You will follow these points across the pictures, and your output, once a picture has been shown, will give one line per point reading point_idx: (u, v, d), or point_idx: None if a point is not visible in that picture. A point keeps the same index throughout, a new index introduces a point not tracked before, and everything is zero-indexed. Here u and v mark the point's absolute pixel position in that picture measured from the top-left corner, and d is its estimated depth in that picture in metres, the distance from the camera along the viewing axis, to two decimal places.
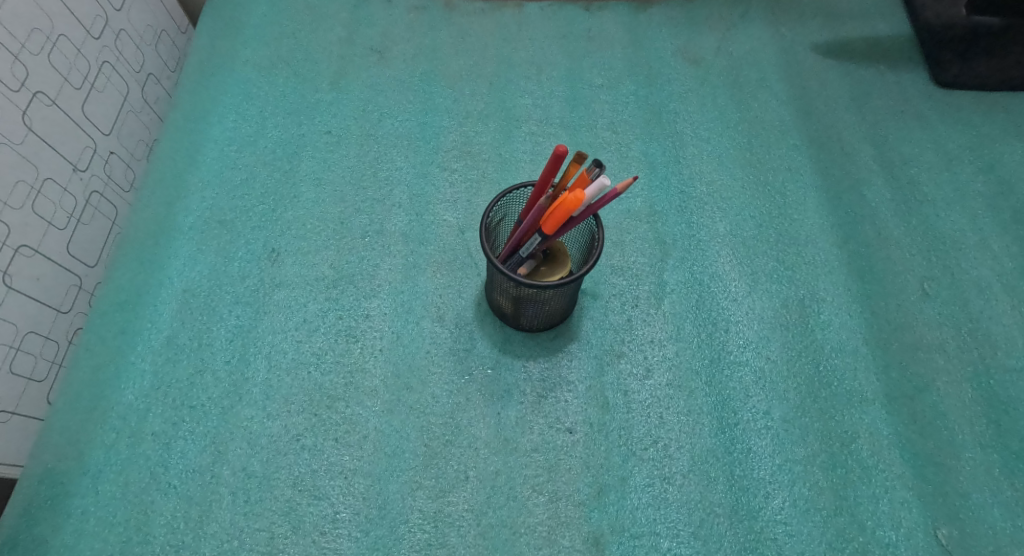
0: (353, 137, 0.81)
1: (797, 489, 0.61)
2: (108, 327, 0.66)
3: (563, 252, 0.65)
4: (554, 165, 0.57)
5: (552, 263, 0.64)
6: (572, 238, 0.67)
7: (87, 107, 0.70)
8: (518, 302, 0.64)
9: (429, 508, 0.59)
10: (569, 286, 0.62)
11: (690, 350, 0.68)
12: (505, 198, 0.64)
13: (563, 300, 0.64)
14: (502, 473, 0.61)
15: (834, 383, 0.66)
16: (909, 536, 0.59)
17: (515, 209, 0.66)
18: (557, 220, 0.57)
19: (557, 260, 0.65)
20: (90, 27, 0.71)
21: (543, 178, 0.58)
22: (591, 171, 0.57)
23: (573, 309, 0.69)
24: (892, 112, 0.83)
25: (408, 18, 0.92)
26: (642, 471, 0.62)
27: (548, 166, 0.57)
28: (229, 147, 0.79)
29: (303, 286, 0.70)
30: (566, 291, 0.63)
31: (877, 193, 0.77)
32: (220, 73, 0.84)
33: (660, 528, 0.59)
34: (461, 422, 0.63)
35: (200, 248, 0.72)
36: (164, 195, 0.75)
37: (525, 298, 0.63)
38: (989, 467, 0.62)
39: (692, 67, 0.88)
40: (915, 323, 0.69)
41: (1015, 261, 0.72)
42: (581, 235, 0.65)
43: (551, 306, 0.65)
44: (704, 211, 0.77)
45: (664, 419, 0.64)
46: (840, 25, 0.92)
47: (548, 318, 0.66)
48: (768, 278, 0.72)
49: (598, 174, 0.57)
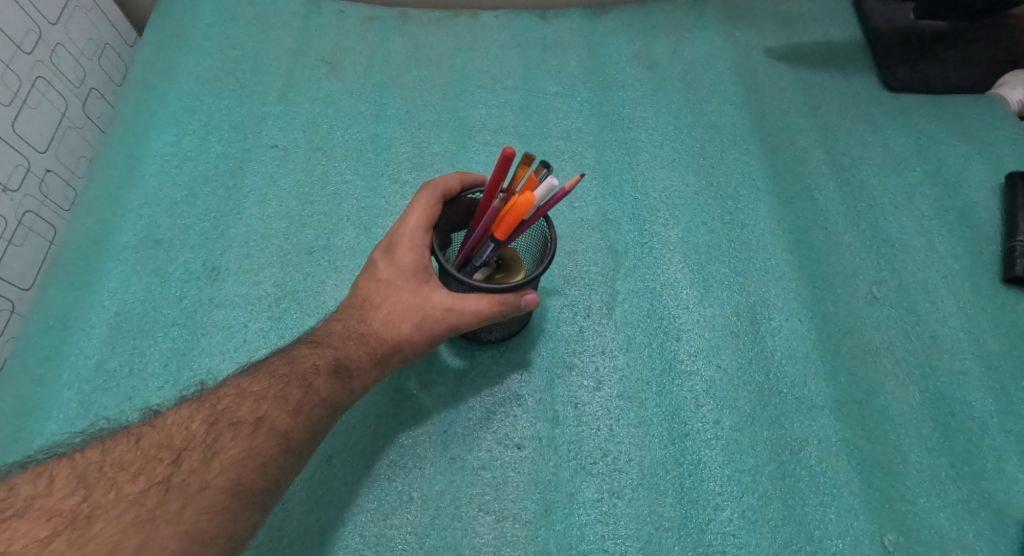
0: (301, 151, 0.80)
1: (745, 500, 0.60)
2: (34, 354, 0.64)
3: (516, 257, 0.64)
4: (500, 169, 0.55)
5: (507, 271, 0.63)
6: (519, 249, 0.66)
7: (17, 124, 0.70)
8: None
9: (370, 532, 0.58)
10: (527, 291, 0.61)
11: (642, 361, 0.67)
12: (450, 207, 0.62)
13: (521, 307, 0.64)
14: (447, 493, 0.60)
15: (783, 389, 0.65)
16: (855, 545, 0.58)
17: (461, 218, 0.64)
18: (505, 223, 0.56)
19: (510, 266, 0.63)
20: (20, 42, 0.71)
21: (491, 182, 0.57)
22: (539, 173, 0.56)
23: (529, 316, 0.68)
24: (843, 116, 0.83)
25: (361, 28, 0.91)
26: (592, 486, 0.60)
27: (496, 169, 0.56)
28: (169, 163, 0.77)
29: (243, 305, 0.69)
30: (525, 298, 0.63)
31: (828, 196, 0.77)
32: (162, 87, 0.83)
33: (608, 544, 0.58)
34: (407, 440, 0.62)
35: (136, 269, 0.70)
36: (98, 214, 0.73)
37: None
38: (935, 471, 0.61)
39: (647, 72, 0.88)
40: (864, 328, 0.68)
41: (961, 262, 0.72)
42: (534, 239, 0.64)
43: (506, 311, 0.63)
44: (656, 218, 0.76)
45: (614, 432, 0.63)
46: (792, 29, 0.92)
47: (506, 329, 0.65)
48: (720, 285, 0.71)
49: (546, 175, 0.56)
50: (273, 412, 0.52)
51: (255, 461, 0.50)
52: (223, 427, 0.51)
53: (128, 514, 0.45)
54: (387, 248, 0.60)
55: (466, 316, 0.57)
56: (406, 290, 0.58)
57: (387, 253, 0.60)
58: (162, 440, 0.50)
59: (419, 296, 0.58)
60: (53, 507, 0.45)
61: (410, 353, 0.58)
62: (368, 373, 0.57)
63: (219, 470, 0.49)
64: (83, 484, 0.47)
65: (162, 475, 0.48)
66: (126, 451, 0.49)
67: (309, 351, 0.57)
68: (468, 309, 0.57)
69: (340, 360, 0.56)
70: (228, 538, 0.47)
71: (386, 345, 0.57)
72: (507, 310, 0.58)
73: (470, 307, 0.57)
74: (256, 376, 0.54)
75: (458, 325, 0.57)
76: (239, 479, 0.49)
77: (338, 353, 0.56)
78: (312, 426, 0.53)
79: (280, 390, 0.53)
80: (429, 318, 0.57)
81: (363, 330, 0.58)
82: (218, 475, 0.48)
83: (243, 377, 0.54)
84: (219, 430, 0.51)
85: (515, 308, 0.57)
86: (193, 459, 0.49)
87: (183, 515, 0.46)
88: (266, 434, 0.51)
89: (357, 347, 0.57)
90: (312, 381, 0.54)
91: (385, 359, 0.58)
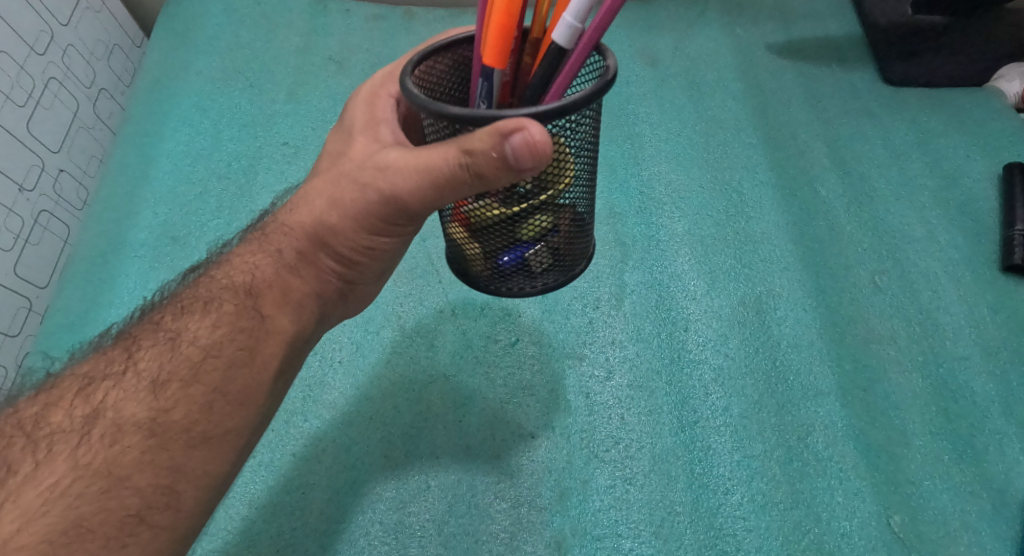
0: (311, 147, 0.81)
1: (754, 485, 0.61)
2: (55, 350, 0.65)
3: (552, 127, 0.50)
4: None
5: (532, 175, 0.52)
6: None
7: (32, 125, 0.71)
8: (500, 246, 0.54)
9: (389, 520, 0.59)
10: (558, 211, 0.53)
11: (651, 350, 0.68)
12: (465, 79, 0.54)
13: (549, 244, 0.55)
14: (464, 481, 0.61)
15: (789, 377, 0.67)
16: (863, 527, 0.59)
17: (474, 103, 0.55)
18: (508, 26, 0.45)
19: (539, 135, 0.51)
20: (33, 43, 0.72)
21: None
22: None
23: (568, 262, 0.58)
24: (844, 110, 0.85)
25: (368, 27, 0.92)
26: (604, 473, 0.62)
27: None
28: (182, 161, 0.78)
29: None
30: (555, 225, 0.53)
31: (830, 188, 0.79)
32: (173, 87, 0.84)
33: (622, 529, 0.59)
34: (423, 431, 0.63)
35: (153, 265, 0.71)
36: (115, 213, 0.74)
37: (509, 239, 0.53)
38: (939, 454, 0.63)
39: (650, 69, 0.90)
40: (867, 316, 0.70)
41: (961, 251, 0.74)
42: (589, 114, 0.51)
43: (530, 234, 0.53)
44: (663, 211, 0.77)
45: (625, 420, 0.64)
46: (792, 26, 0.94)
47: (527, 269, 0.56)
48: (726, 276, 0.73)
49: None
50: (116, 399, 0.48)
51: (76, 487, 0.45)
52: (31, 452, 0.46)
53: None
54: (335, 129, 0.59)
55: (409, 180, 0.48)
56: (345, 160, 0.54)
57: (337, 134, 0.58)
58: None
59: (357, 165, 0.53)
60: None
61: (338, 243, 0.54)
62: (291, 278, 0.54)
63: (19, 519, 0.43)
64: None
65: None
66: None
67: (233, 256, 0.55)
68: (405, 169, 0.49)
69: (229, 283, 0.54)
70: None
71: (302, 240, 0.54)
72: (480, 163, 0.44)
73: (414, 163, 0.48)
74: (97, 357, 0.51)
75: (391, 192, 0.50)
76: (61, 515, 0.44)
77: (226, 278, 0.54)
78: (200, 381, 0.50)
79: (130, 361, 0.50)
80: (352, 198, 0.52)
81: (267, 238, 0.55)
82: (21, 530, 0.43)
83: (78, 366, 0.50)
84: (13, 462, 0.45)
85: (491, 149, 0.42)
86: None
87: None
88: (92, 443, 0.46)
89: (256, 258, 0.55)
90: (182, 328, 0.52)
91: (302, 257, 0.54)
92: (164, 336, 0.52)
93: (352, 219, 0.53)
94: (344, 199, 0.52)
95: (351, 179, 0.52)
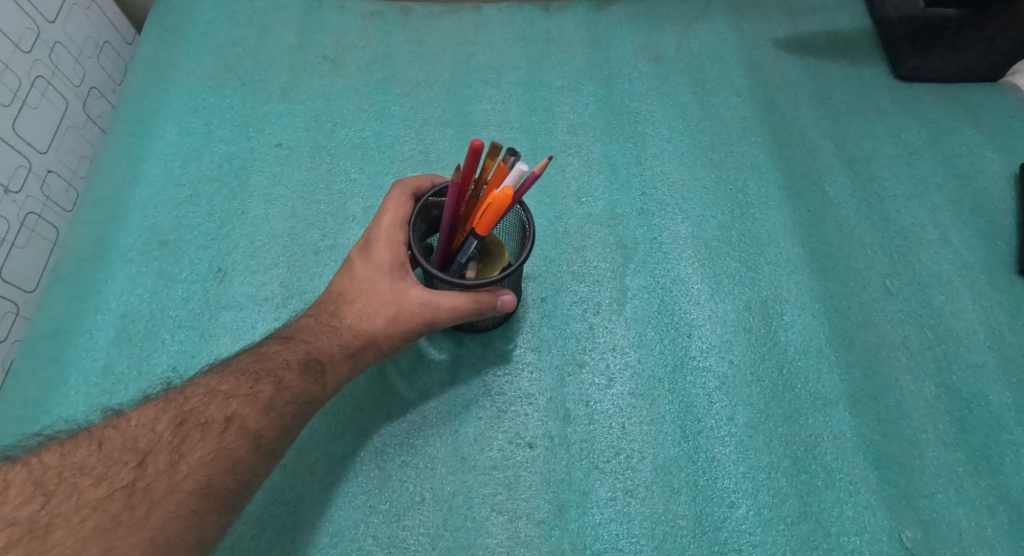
0: (304, 148, 0.79)
1: (760, 498, 0.59)
2: (40, 358, 0.64)
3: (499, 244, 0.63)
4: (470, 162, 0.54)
5: (488, 259, 0.62)
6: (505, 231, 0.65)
7: (17, 124, 0.69)
8: None
9: (382, 534, 0.57)
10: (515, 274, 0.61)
11: (653, 358, 0.66)
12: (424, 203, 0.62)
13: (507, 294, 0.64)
14: (459, 493, 0.59)
15: (796, 385, 0.64)
16: (873, 542, 0.58)
17: None
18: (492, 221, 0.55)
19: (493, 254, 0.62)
20: (18, 41, 0.70)
21: (458, 175, 0.55)
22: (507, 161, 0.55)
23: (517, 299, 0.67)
24: (853, 107, 0.82)
25: (363, 23, 0.89)
26: (605, 485, 0.60)
27: (465, 164, 0.55)
28: (172, 163, 0.77)
29: (251, 306, 0.68)
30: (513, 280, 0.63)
31: (839, 188, 0.76)
32: (163, 86, 0.82)
33: (623, 543, 0.58)
34: (417, 442, 0.61)
35: (142, 270, 0.69)
36: (102, 216, 0.72)
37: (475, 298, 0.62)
38: (953, 466, 0.61)
39: (653, 64, 0.87)
40: (878, 322, 0.68)
41: (976, 254, 0.71)
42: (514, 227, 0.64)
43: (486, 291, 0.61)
44: (666, 213, 0.75)
45: (626, 430, 0.62)
46: (800, 19, 0.91)
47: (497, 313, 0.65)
48: (731, 280, 0.70)
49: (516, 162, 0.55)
50: (241, 411, 0.53)
51: (222, 463, 0.50)
52: (190, 428, 0.51)
53: (93, 518, 0.46)
54: (363, 247, 0.60)
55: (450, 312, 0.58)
56: (382, 284, 0.58)
57: (362, 250, 0.59)
58: (127, 443, 0.50)
59: (395, 292, 0.58)
60: (9, 514, 0.45)
61: (385, 345, 0.58)
62: (342, 366, 0.57)
63: (185, 471, 0.49)
64: (44, 491, 0.47)
65: (125, 480, 0.48)
66: (89, 454, 0.49)
67: (281, 346, 0.57)
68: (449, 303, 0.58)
69: (312, 355, 0.57)
70: (194, 541, 0.48)
71: (362, 340, 0.58)
72: (484, 308, 0.59)
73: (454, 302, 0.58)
74: (223, 376, 0.55)
75: (436, 318, 0.58)
76: (206, 480, 0.49)
77: (313, 348, 0.57)
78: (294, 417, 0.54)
79: (250, 387, 0.54)
80: (403, 313, 0.58)
81: (335, 324, 0.58)
82: (183, 479, 0.49)
83: (210, 376, 0.55)
84: (185, 431, 0.51)
85: (492, 308, 0.59)
86: (160, 461, 0.50)
87: (147, 521, 0.47)
88: (232, 434, 0.52)
89: (329, 340, 0.57)
90: (283, 377, 0.55)
91: (361, 353, 0.58)
92: (272, 377, 0.55)
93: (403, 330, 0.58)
94: (396, 314, 0.58)
95: (398, 304, 0.58)
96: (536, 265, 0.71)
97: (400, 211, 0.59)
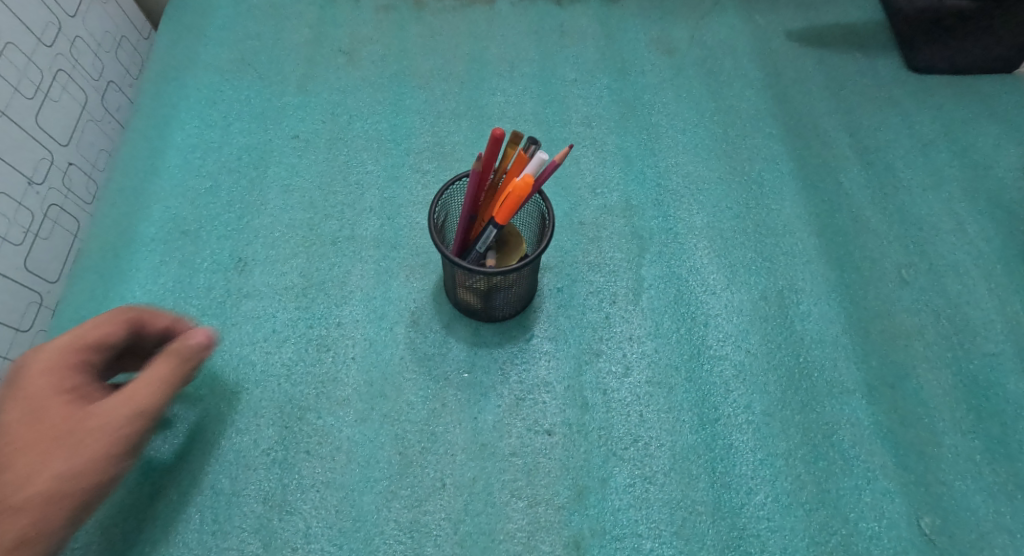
0: (321, 141, 0.79)
1: (779, 484, 0.60)
2: None
3: (517, 234, 0.63)
4: (491, 151, 0.55)
5: (508, 248, 0.63)
6: (525, 221, 0.66)
7: (41, 117, 0.68)
8: (488, 293, 0.63)
9: (404, 519, 0.58)
10: (535, 264, 0.62)
11: (670, 346, 0.67)
12: (445, 194, 0.63)
13: (528, 283, 0.64)
14: (480, 479, 0.60)
15: (813, 374, 0.65)
16: (891, 528, 0.58)
17: (456, 204, 0.65)
18: (512, 211, 0.55)
19: (511, 243, 0.63)
20: (41, 34, 0.69)
21: (480, 164, 0.55)
22: (528, 150, 0.55)
23: (536, 289, 0.67)
24: (867, 99, 0.83)
25: (377, 17, 0.90)
26: (623, 471, 0.60)
27: (486, 153, 0.55)
28: (192, 155, 0.77)
29: (271, 296, 0.69)
30: (534, 271, 0.63)
31: (854, 179, 0.77)
32: (182, 79, 0.83)
33: (642, 528, 0.58)
34: (438, 428, 0.62)
35: (164, 260, 0.70)
36: (125, 207, 0.73)
37: (495, 287, 0.62)
38: (970, 453, 0.61)
39: (666, 57, 0.87)
40: (894, 311, 0.68)
41: (992, 244, 0.72)
42: (532, 216, 0.64)
43: (507, 280, 0.62)
44: (681, 203, 0.76)
45: (644, 417, 0.63)
46: (814, 11, 0.91)
47: (517, 301, 0.65)
48: (747, 270, 0.71)
49: (535, 151, 0.55)
50: None
51: None
52: None
53: None
54: (86, 390, 0.53)
55: (146, 402, 0.52)
56: (64, 413, 0.51)
57: (80, 393, 0.52)
58: None
59: (98, 426, 0.51)
60: None
61: (87, 493, 0.50)
62: (60, 528, 0.50)
63: None
64: None
65: None
66: None
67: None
68: (144, 395, 0.52)
69: (25, 540, 0.48)
70: None
71: (71, 495, 0.50)
72: (186, 356, 0.55)
73: (139, 397, 0.52)
74: None
75: (122, 435, 0.51)
76: None
77: (23, 532, 0.48)
78: None
79: None
80: (85, 448, 0.50)
81: (34, 497, 0.49)
82: None
83: None
84: None
85: (190, 355, 0.55)
86: None
87: None
88: None
89: (29, 518, 0.48)
90: None
91: (47, 511, 0.49)
92: None
93: (93, 466, 0.50)
94: (67, 463, 0.50)
95: (92, 446, 0.50)
96: (552, 255, 0.72)
97: (98, 331, 0.54)
